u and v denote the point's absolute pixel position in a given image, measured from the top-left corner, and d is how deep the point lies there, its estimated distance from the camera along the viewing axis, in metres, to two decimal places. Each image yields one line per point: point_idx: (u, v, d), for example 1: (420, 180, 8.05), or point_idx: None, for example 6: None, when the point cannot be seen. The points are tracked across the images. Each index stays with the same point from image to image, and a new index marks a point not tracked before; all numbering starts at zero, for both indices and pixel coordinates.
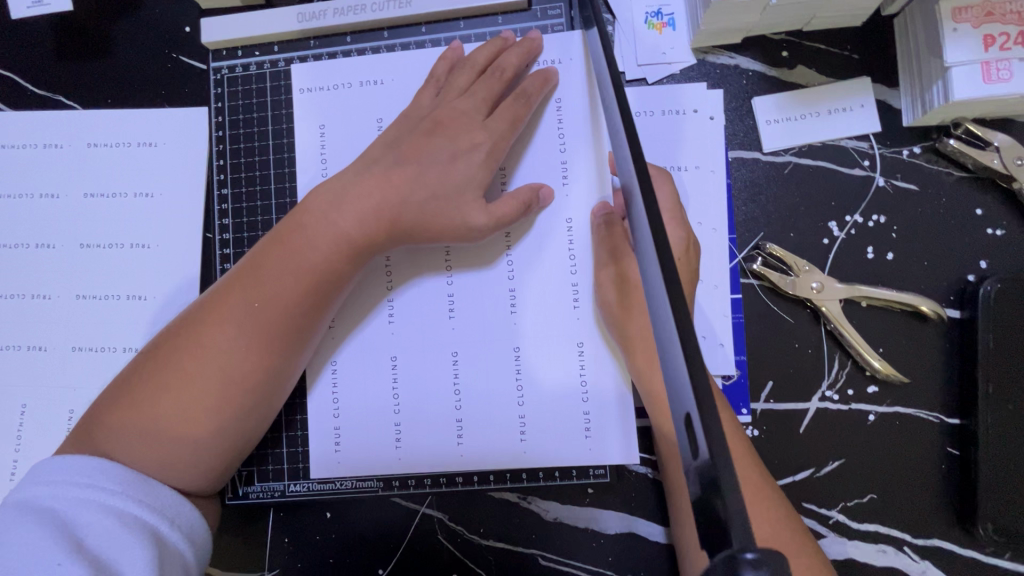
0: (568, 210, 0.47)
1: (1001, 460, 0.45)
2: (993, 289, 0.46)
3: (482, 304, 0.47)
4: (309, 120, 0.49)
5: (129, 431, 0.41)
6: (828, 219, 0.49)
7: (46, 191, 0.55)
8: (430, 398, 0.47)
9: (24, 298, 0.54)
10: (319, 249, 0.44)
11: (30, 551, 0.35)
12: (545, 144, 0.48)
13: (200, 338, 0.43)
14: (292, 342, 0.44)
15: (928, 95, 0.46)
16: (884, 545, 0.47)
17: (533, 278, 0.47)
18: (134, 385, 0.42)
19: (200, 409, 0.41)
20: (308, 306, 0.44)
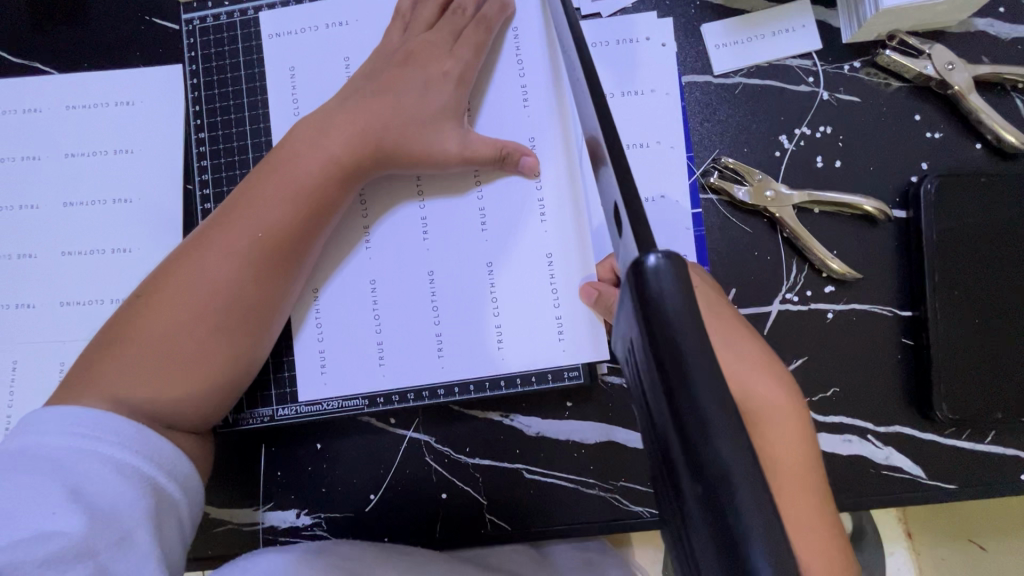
0: (531, 129, 0.50)
1: (951, 344, 0.48)
2: (933, 186, 0.49)
3: (454, 224, 0.50)
4: (280, 62, 0.52)
5: (128, 364, 0.42)
6: (778, 133, 0.52)
7: (27, 154, 0.57)
8: (410, 316, 0.50)
9: (11, 259, 0.56)
10: (307, 180, 0.46)
11: (29, 496, 0.35)
12: (507, 71, 0.50)
13: (194, 271, 0.44)
14: (283, 273, 0.46)
15: (862, 9, 0.49)
16: (848, 434, 0.49)
17: (500, 196, 0.50)
18: (137, 317, 0.43)
19: (206, 332, 0.43)
20: (298, 237, 0.46)
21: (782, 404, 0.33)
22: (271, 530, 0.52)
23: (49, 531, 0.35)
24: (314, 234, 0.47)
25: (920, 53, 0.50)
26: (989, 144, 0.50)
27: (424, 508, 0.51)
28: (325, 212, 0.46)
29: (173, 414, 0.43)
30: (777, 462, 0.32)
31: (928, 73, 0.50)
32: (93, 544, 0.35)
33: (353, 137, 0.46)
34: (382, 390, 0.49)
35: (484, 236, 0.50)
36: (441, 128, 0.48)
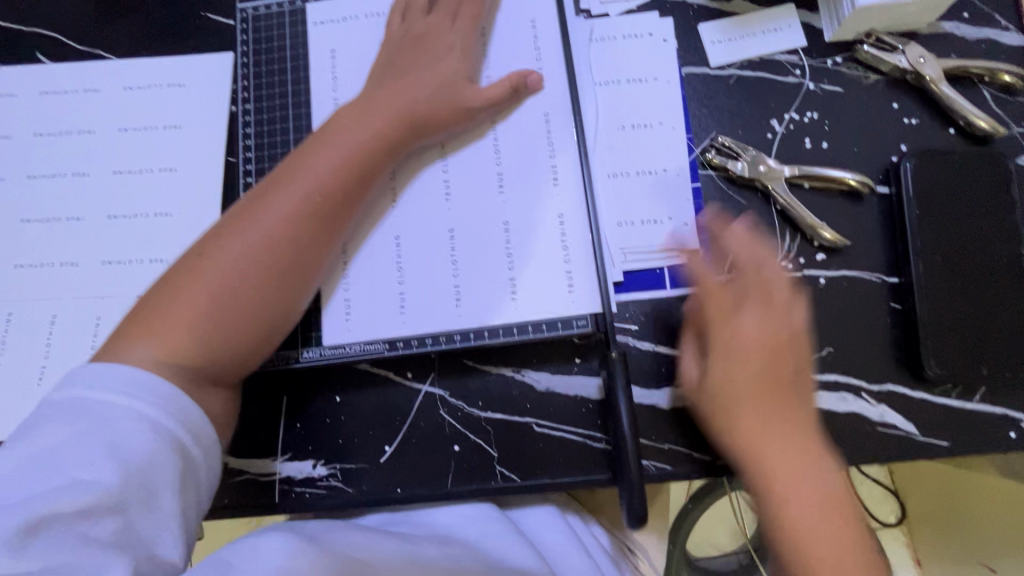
0: (551, 109, 0.55)
1: (937, 305, 0.51)
2: (911, 163, 0.53)
3: (477, 184, 0.54)
4: (322, 46, 0.59)
5: (187, 318, 0.43)
6: (769, 118, 0.57)
7: (84, 128, 0.62)
8: (437, 268, 0.53)
9: (60, 221, 0.60)
10: (348, 141, 0.50)
11: (67, 448, 0.36)
12: (525, 61, 0.57)
13: (249, 228, 0.46)
14: (331, 232, 0.49)
15: (840, 10, 0.56)
16: (842, 392, 0.52)
17: (522, 159, 0.54)
18: (187, 273, 0.45)
19: (258, 282, 0.46)
20: (346, 190, 0.49)
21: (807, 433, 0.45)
22: (287, 480, 0.54)
23: (81, 483, 0.35)
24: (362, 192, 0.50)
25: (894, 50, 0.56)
26: (961, 129, 0.55)
27: (436, 460, 0.53)
28: (372, 173, 0.50)
29: (230, 356, 0.45)
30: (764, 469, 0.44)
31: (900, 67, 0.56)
32: (120, 501, 0.36)
33: (386, 102, 0.52)
34: (402, 336, 0.53)
35: (501, 196, 0.54)
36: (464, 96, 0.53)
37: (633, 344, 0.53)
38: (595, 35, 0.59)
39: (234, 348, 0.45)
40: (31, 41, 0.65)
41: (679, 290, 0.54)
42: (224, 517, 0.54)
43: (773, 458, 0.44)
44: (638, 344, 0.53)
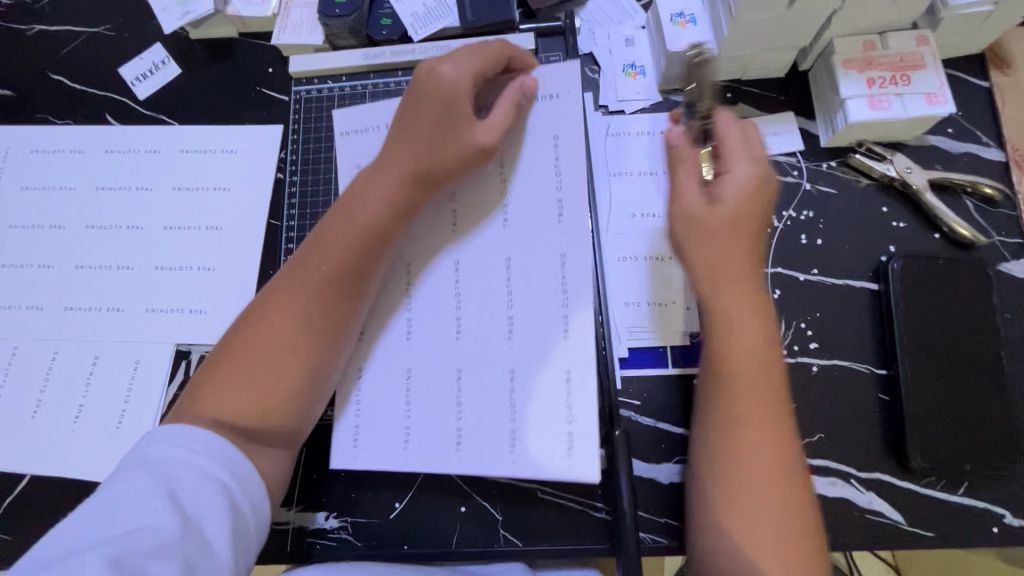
0: (511, 252, 0.54)
1: (922, 400, 0.54)
2: (899, 264, 0.58)
3: (488, 310, 0.54)
4: (348, 158, 0.60)
5: (232, 394, 0.47)
6: (769, 213, 0.62)
7: (142, 185, 0.68)
8: (484, 402, 0.52)
9: (110, 269, 0.65)
10: (362, 218, 0.51)
11: (136, 498, 0.41)
12: (490, 189, 0.56)
13: (273, 309, 0.49)
14: (335, 327, 0.50)
15: (835, 121, 0.61)
16: (833, 477, 0.55)
17: (480, 269, 0.54)
18: (219, 359, 0.49)
19: (272, 379, 0.48)
20: (344, 283, 0.50)
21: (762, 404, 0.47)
22: (299, 531, 0.56)
23: (148, 527, 0.40)
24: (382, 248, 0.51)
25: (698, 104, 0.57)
26: (946, 235, 0.60)
27: (443, 520, 0.56)
28: (384, 240, 0.51)
29: (297, 412, 0.49)
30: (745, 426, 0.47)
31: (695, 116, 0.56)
32: (180, 544, 0.40)
33: (393, 176, 0.51)
34: None
35: (513, 334, 0.53)
36: (466, 134, 0.52)
37: (634, 418, 0.57)
38: (612, 129, 0.65)
39: (290, 407, 0.48)
40: (102, 104, 0.72)
41: (680, 369, 0.58)
42: None
43: (751, 435, 0.46)
44: (641, 419, 0.57)
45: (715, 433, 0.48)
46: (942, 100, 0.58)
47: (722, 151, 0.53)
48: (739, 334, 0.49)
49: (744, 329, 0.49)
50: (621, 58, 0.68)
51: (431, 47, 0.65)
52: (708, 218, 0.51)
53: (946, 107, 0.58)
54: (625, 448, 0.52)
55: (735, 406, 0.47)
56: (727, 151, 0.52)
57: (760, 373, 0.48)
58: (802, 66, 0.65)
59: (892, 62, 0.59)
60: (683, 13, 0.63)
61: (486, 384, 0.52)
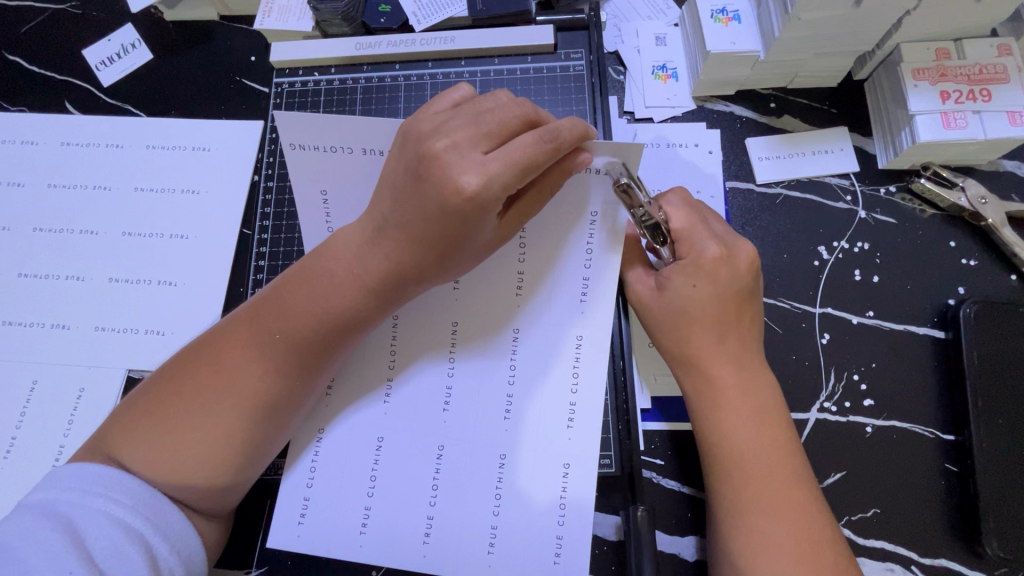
0: (519, 324, 0.46)
1: (998, 475, 0.46)
2: (971, 310, 0.49)
3: (482, 384, 0.46)
4: (307, 182, 0.46)
5: (176, 466, 0.39)
6: (817, 243, 0.54)
7: (99, 184, 0.60)
8: (466, 484, 0.45)
9: (58, 279, 0.57)
10: (347, 283, 0.42)
11: (40, 555, 0.34)
12: (507, 249, 0.46)
13: (231, 371, 0.41)
14: (290, 411, 0.43)
15: (898, 140, 0.53)
16: (892, 563, 0.47)
17: (474, 335, 0.46)
18: (152, 403, 0.41)
19: (205, 457, 0.40)
20: (311, 364, 0.42)
21: (764, 481, 0.41)
22: None
23: None
24: (367, 319, 0.43)
25: (642, 193, 0.42)
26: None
27: None
28: (360, 326, 0.43)
29: (248, 477, 0.43)
30: (742, 508, 0.41)
31: (644, 210, 0.42)
32: None
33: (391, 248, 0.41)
34: None
35: (507, 415, 0.45)
36: (482, 232, 0.40)
37: (658, 480, 0.49)
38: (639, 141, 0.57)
39: (240, 478, 0.42)
40: (62, 91, 0.64)
41: None
42: None
43: (748, 521, 0.40)
44: (665, 482, 0.48)
45: (724, 513, 0.41)
46: None
47: (680, 232, 0.44)
48: (724, 413, 0.42)
49: (733, 411, 0.42)
50: (651, 58, 0.59)
51: (434, 37, 0.56)
52: (652, 308, 0.45)
53: None
54: (647, 525, 0.44)
55: (744, 481, 0.41)
56: (681, 236, 0.44)
57: (768, 439, 0.42)
58: (857, 74, 0.57)
59: (970, 74, 0.51)
60: (725, 9, 0.54)
61: (472, 469, 0.45)
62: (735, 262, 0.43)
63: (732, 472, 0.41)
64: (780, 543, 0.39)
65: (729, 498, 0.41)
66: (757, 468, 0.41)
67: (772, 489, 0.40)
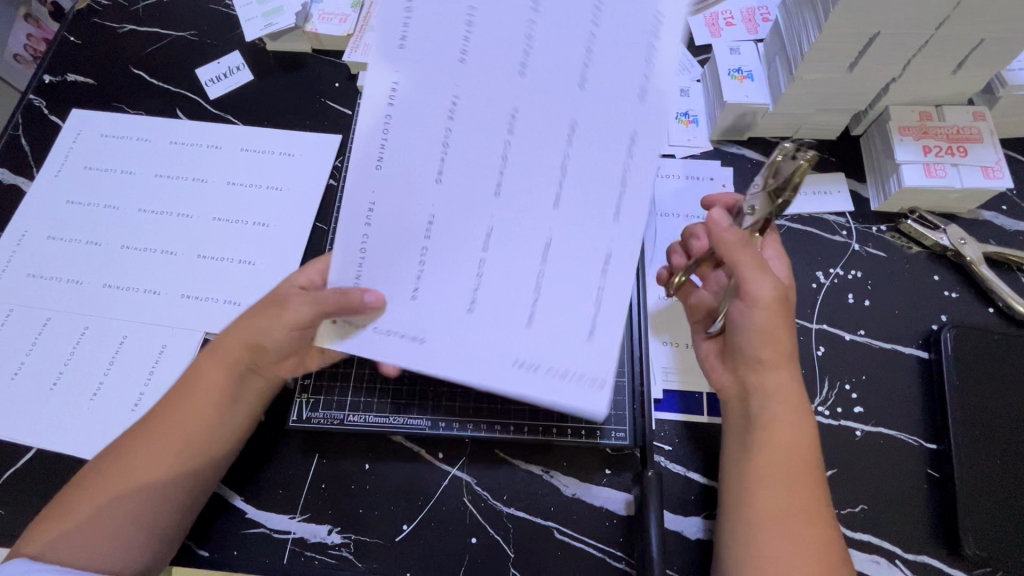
0: (404, 66, 0.42)
1: (976, 480, 0.51)
2: (951, 334, 0.55)
3: (469, 206, 0.42)
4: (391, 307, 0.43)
5: (84, 554, 0.45)
6: (816, 269, 0.61)
7: (198, 176, 0.70)
8: (623, 36, 0.40)
9: (154, 252, 0.66)
10: (206, 406, 0.49)
11: None
12: (351, 214, 0.42)
13: (147, 455, 0.48)
14: (196, 477, 0.49)
15: (887, 185, 0.61)
16: (877, 555, 0.51)
17: (455, 200, 0.42)
18: (94, 480, 0.47)
19: (91, 533, 0.45)
20: (172, 437, 0.48)
21: (795, 502, 0.44)
22: (299, 542, 0.53)
23: None
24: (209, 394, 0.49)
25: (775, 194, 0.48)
26: (1000, 310, 0.58)
27: (453, 549, 0.53)
28: (209, 405, 0.49)
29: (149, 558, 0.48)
30: (767, 521, 0.43)
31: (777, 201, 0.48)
32: None
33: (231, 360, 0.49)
34: (446, 416, 0.54)
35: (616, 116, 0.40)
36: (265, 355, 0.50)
37: (666, 464, 0.54)
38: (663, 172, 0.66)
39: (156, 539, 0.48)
40: (174, 99, 0.76)
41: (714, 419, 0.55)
42: (227, 570, 0.53)
43: (773, 539, 0.43)
44: (673, 467, 0.54)
45: (747, 524, 0.44)
46: (999, 174, 0.58)
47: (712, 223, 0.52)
48: (788, 421, 0.46)
49: (791, 412, 0.46)
50: (676, 106, 0.69)
51: None
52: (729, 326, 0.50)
53: (1003, 181, 0.57)
54: (656, 492, 0.50)
55: (777, 502, 0.44)
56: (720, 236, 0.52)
57: (808, 469, 0.45)
58: (854, 130, 0.66)
59: (949, 133, 0.59)
60: (741, 69, 0.64)
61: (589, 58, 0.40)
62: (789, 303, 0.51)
63: (768, 488, 0.44)
64: (797, 557, 0.42)
65: (758, 513, 0.44)
66: (796, 492, 0.44)
67: (802, 510, 0.43)
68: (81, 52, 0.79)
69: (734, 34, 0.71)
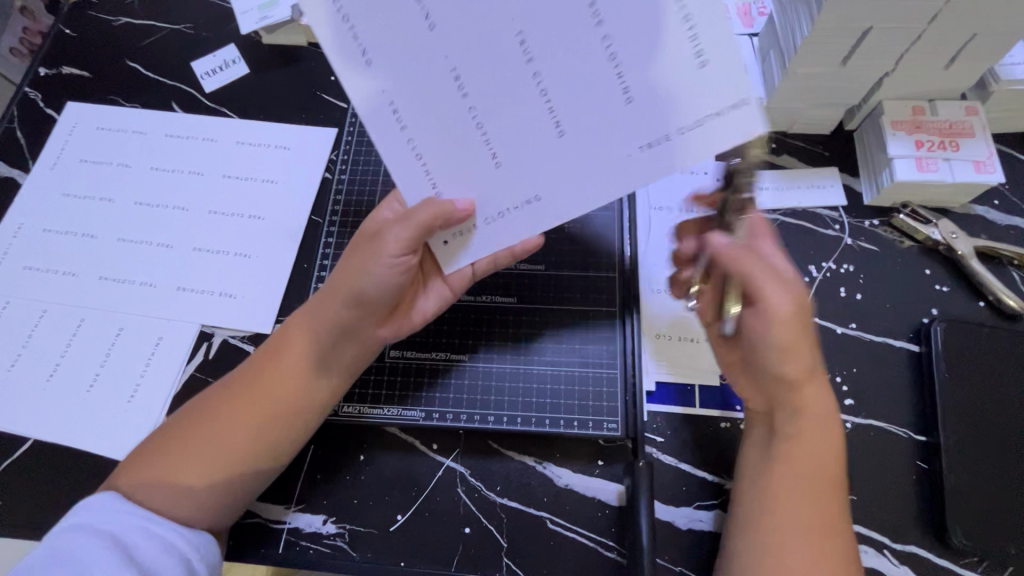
0: (386, 82, 0.43)
1: (964, 471, 0.51)
2: (941, 327, 0.56)
3: (511, 121, 0.44)
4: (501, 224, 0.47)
5: (167, 494, 0.47)
6: (808, 263, 0.62)
7: (194, 170, 0.70)
8: None
9: (149, 245, 0.66)
10: (295, 366, 0.51)
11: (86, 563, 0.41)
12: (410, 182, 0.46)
13: (231, 406, 0.49)
14: (270, 436, 0.50)
15: (880, 179, 0.62)
16: (866, 546, 0.52)
17: (519, 151, 0.45)
18: (179, 427, 0.49)
19: (172, 474, 0.47)
20: (257, 392, 0.50)
21: (814, 515, 0.44)
22: (294, 532, 0.54)
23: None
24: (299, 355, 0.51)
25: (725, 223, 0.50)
26: (991, 304, 0.59)
27: (447, 539, 0.53)
28: (297, 366, 0.51)
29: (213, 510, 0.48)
30: (785, 533, 0.44)
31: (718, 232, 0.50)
32: None
33: (326, 323, 0.50)
34: (439, 407, 0.56)
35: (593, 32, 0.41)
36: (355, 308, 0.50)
37: (658, 456, 0.55)
38: None
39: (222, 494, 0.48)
40: (170, 93, 0.76)
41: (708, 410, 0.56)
42: None
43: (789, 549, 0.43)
44: (665, 458, 0.54)
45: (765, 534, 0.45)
46: (991, 169, 0.58)
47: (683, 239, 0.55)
48: (806, 446, 0.47)
49: (813, 436, 0.47)
50: None
51: None
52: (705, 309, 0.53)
53: (994, 175, 0.58)
54: (647, 483, 0.50)
55: (797, 515, 0.45)
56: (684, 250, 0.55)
57: (828, 484, 0.46)
58: (848, 125, 0.66)
59: (941, 127, 0.60)
60: None
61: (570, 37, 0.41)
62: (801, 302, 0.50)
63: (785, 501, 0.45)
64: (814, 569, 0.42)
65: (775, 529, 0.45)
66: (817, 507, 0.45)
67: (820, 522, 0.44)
68: (76, 45, 0.79)
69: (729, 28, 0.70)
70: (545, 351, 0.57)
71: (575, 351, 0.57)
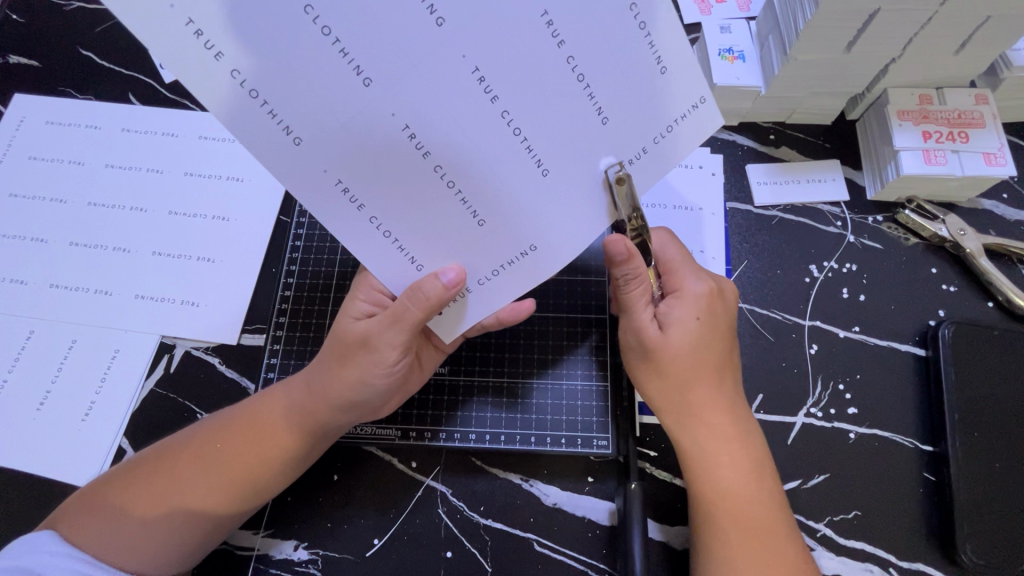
0: (323, 159, 0.37)
1: (973, 484, 0.49)
2: (950, 330, 0.53)
3: (482, 157, 0.38)
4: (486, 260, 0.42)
5: (126, 546, 0.43)
6: (809, 263, 0.58)
7: (152, 167, 0.65)
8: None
9: (105, 249, 0.62)
10: (292, 434, 0.47)
11: None
12: (371, 248, 0.40)
13: (217, 466, 0.45)
14: (253, 502, 0.46)
15: (884, 173, 0.58)
16: (870, 563, 0.49)
17: (496, 199, 0.40)
18: (154, 472, 0.45)
19: (142, 528, 0.43)
20: (249, 461, 0.46)
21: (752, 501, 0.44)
22: (263, 559, 0.50)
23: None
24: (299, 426, 0.47)
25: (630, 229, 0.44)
26: (1000, 304, 0.56)
27: (427, 565, 0.50)
28: (295, 437, 0.47)
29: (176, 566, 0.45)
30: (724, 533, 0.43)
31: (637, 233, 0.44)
32: None
33: (324, 408, 0.46)
34: (416, 423, 0.52)
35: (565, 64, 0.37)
36: (362, 380, 0.46)
37: (652, 472, 0.51)
38: None
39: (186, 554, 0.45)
40: (126, 83, 0.70)
41: None
42: None
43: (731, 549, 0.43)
44: (658, 473, 0.51)
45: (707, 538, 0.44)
46: (1002, 161, 0.55)
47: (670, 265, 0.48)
48: (724, 474, 0.45)
49: (726, 460, 0.45)
50: None
51: None
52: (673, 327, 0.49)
53: (1006, 168, 0.54)
54: (640, 503, 0.47)
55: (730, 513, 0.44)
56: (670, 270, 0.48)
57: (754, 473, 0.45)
58: (850, 115, 0.63)
59: (950, 117, 0.56)
60: (732, 49, 0.60)
61: (533, 58, 0.36)
62: (724, 297, 0.49)
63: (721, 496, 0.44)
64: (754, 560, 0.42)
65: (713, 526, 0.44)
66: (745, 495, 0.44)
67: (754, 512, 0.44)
68: (24, 32, 0.73)
69: (726, 12, 0.67)
70: (523, 363, 0.54)
71: (561, 363, 0.53)
